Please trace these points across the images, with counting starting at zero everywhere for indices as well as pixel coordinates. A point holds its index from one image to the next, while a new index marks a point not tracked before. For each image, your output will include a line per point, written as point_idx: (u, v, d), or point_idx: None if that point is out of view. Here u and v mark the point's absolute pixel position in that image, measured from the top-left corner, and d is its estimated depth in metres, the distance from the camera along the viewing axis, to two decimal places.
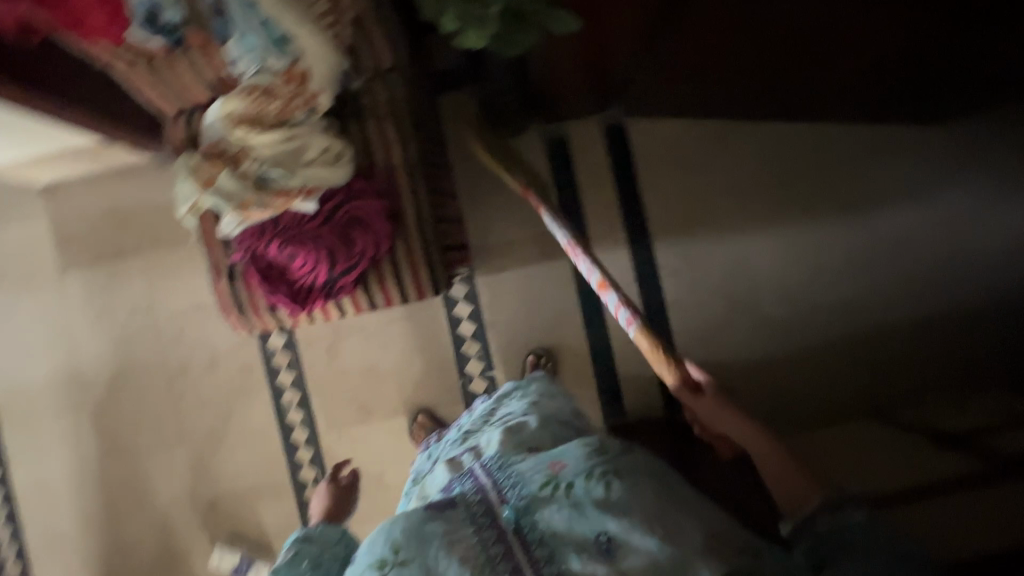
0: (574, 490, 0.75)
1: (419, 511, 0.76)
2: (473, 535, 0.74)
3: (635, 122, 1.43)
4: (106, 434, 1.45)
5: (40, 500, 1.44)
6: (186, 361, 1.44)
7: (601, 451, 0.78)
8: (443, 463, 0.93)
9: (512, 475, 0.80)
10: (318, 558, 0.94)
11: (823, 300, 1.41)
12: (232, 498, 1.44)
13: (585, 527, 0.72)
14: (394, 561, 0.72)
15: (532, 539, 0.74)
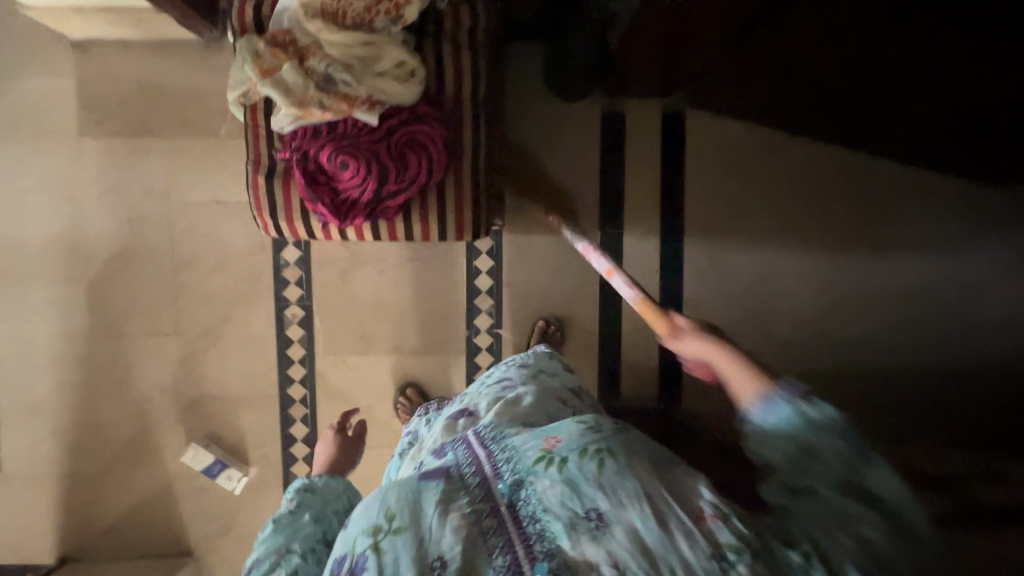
0: (568, 466, 0.62)
1: (412, 478, 0.67)
2: (466, 505, 0.64)
3: (695, 114, 1.40)
4: (96, 311, 1.40)
5: (18, 363, 1.41)
6: (194, 255, 1.40)
7: (597, 426, 0.64)
8: (440, 423, 0.91)
9: (506, 449, 0.68)
10: (320, 512, 0.86)
11: (833, 329, 1.40)
12: (216, 401, 1.43)
13: (578, 506, 0.60)
14: (388, 530, 0.61)
15: (525, 514, 0.62)
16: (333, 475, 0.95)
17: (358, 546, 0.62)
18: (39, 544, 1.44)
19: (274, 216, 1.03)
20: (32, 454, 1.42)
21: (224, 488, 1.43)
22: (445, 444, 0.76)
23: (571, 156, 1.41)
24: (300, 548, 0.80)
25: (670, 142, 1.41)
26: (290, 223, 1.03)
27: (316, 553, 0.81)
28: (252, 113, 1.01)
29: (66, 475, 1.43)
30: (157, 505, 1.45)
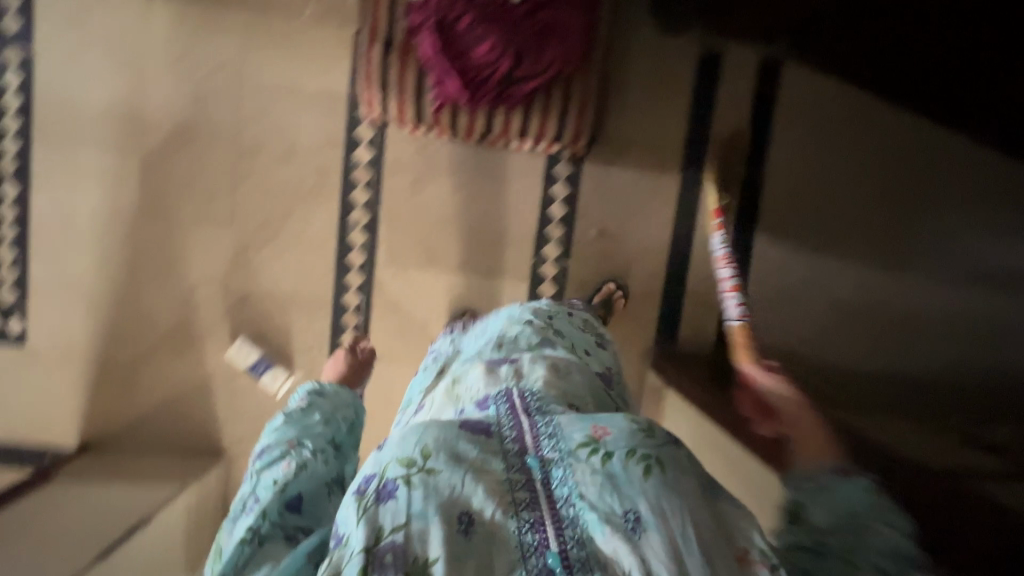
0: (612, 463, 0.61)
1: (453, 424, 0.65)
2: (501, 470, 0.62)
3: (791, 65, 1.33)
4: (148, 188, 1.32)
5: (59, 233, 1.32)
6: (260, 143, 1.33)
7: (651, 433, 0.63)
8: (479, 364, 0.83)
9: (551, 426, 0.67)
10: (330, 415, 0.84)
11: None
12: (266, 299, 1.37)
13: (616, 502, 0.58)
14: (422, 468, 0.60)
15: (559, 497, 0.60)
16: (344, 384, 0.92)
17: (391, 471, 0.60)
18: (62, 427, 1.37)
19: (382, 89, 0.97)
20: (63, 332, 1.35)
21: (266, 390, 1.38)
22: (488, 398, 0.74)
23: (662, 92, 1.38)
24: (312, 444, 0.78)
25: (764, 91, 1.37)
26: (399, 100, 0.97)
27: (325, 450, 0.78)
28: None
29: (98, 358, 1.36)
30: (191, 400, 1.39)
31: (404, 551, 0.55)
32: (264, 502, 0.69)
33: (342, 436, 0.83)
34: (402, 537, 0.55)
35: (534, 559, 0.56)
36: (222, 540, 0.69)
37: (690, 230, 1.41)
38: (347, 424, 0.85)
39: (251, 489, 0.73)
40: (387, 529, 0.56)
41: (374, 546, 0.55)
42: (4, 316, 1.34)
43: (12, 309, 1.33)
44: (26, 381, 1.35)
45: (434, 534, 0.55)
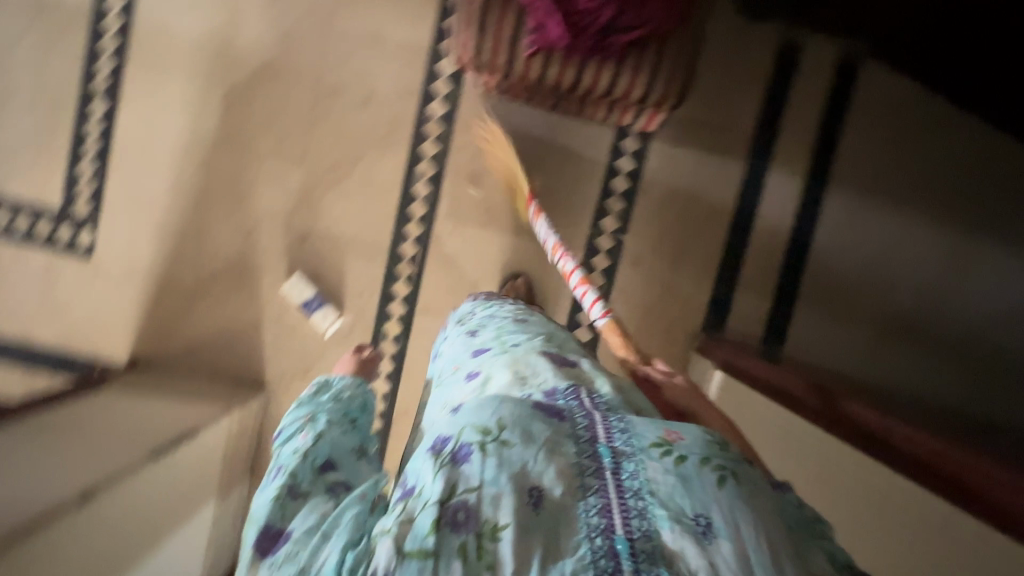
0: (686, 466, 0.58)
1: (527, 403, 0.63)
2: (572, 454, 0.60)
3: (867, 67, 1.38)
4: (228, 119, 1.36)
5: (137, 152, 1.36)
6: (340, 87, 1.36)
7: (726, 446, 0.61)
8: (541, 355, 0.80)
9: (623, 422, 0.65)
10: (343, 393, 0.84)
11: (935, 313, 1.39)
12: (326, 239, 1.40)
13: (687, 502, 0.56)
14: (497, 437, 0.59)
15: (629, 488, 0.58)
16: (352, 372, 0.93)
17: (465, 436, 0.60)
18: (115, 341, 1.40)
19: (478, 32, 1.00)
20: (129, 250, 1.38)
21: (315, 327, 1.40)
22: (557, 392, 0.71)
23: (736, 80, 1.38)
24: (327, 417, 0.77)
25: (837, 93, 1.39)
26: (493, 44, 1.00)
27: (342, 424, 0.77)
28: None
29: (158, 278, 1.39)
30: (241, 330, 1.41)
31: (472, 513, 0.55)
32: (291, 465, 0.68)
33: (357, 412, 0.83)
34: (473, 499, 0.56)
35: (597, 541, 0.54)
36: (254, 505, 0.66)
37: (749, 219, 1.41)
38: (360, 403, 0.84)
39: (274, 464, 0.70)
40: (460, 488, 0.56)
41: (447, 501, 0.55)
42: (76, 227, 1.38)
43: (84, 221, 1.37)
44: (87, 293, 1.39)
45: (504, 500, 0.55)
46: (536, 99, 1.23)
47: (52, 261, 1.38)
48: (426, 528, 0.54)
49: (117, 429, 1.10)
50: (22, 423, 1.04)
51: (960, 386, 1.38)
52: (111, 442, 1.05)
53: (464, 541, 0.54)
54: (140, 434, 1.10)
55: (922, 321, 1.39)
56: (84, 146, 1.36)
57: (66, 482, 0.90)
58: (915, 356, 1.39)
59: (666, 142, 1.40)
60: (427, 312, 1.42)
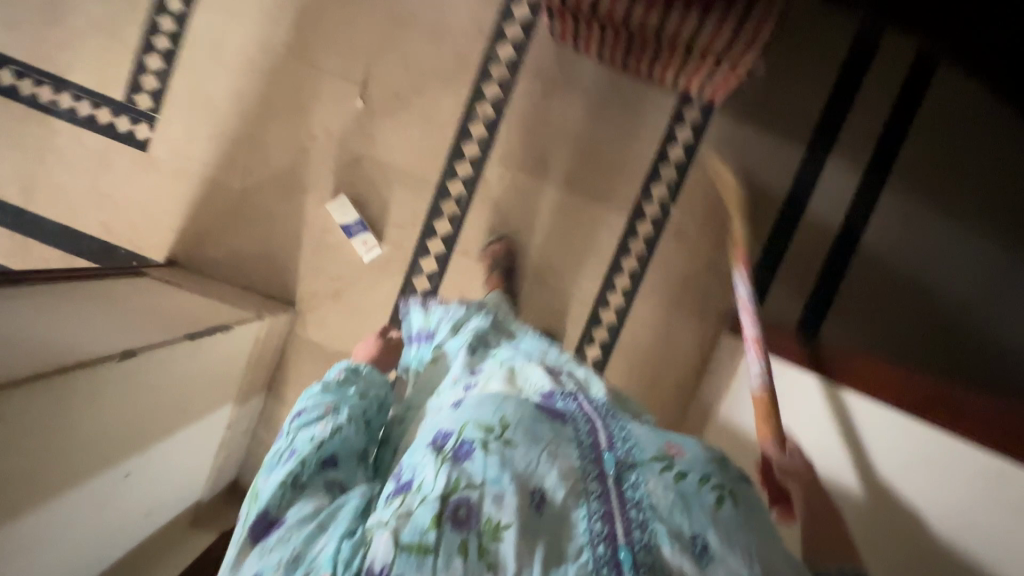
0: (685, 483, 0.68)
1: (531, 404, 0.73)
2: (575, 458, 0.69)
3: (943, 70, 1.36)
4: (299, 33, 1.37)
5: (207, 53, 1.37)
6: (413, 17, 1.37)
7: (722, 464, 0.71)
8: (539, 366, 0.84)
9: (624, 432, 0.75)
10: (365, 390, 0.89)
11: (977, 305, 1.37)
12: (377, 166, 1.40)
13: (686, 521, 0.65)
14: (500, 434, 0.68)
15: (630, 498, 0.67)
16: (378, 369, 0.95)
17: (468, 433, 0.69)
18: (156, 236, 1.42)
19: None
20: (183, 149, 1.40)
21: (354, 251, 1.41)
22: (554, 393, 0.78)
23: (807, 65, 1.37)
24: (348, 410, 0.82)
25: (908, 92, 1.37)
26: None
27: (360, 420, 0.83)
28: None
29: (207, 181, 1.40)
30: (280, 244, 1.42)
31: (473, 511, 0.62)
32: (303, 452, 0.74)
33: (374, 414, 0.87)
34: (475, 496, 0.63)
35: (600, 548, 0.62)
36: (258, 485, 0.74)
37: (799, 206, 1.40)
38: (378, 403, 0.89)
39: (287, 445, 0.77)
40: (462, 483, 0.64)
41: (448, 496, 0.63)
42: (135, 118, 1.39)
43: (143, 113, 1.38)
44: (137, 185, 1.40)
45: (508, 500, 0.63)
46: (609, 45, 1.23)
47: (107, 149, 1.39)
48: (427, 521, 0.61)
49: (139, 312, 1.07)
50: (43, 287, 1.01)
51: (978, 367, 1.37)
52: (133, 320, 1.02)
53: (465, 538, 0.61)
54: (162, 320, 1.07)
55: (960, 309, 1.37)
56: (155, 39, 1.37)
57: (85, 342, 0.86)
58: (951, 341, 1.37)
59: (728, 117, 1.39)
60: (467, 253, 1.42)
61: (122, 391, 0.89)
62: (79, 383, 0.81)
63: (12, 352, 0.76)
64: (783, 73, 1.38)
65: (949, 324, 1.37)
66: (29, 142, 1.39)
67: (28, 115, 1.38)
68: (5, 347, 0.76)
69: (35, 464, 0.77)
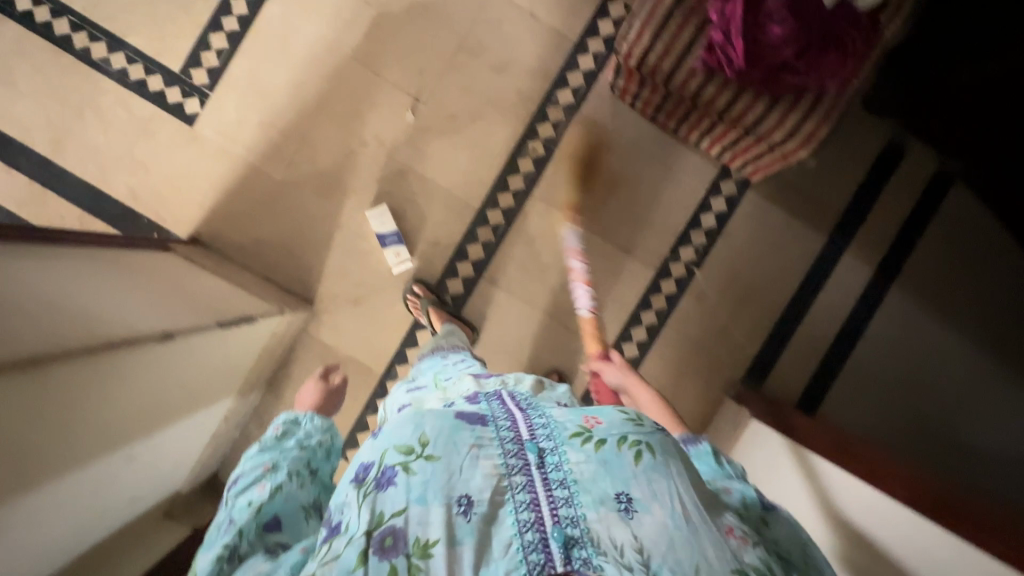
0: (606, 448, 0.69)
1: (449, 416, 0.71)
2: (498, 456, 0.68)
3: (957, 190, 1.47)
4: (369, 41, 1.38)
5: (273, 43, 1.37)
6: (482, 48, 1.41)
7: (640, 421, 0.72)
8: (469, 379, 0.92)
9: (544, 418, 0.74)
10: (308, 442, 0.92)
11: (966, 408, 1.43)
12: (421, 182, 1.41)
13: (609, 483, 0.66)
14: (420, 454, 0.67)
15: (554, 480, 0.67)
16: (320, 414, 0.99)
17: (390, 459, 0.68)
18: (183, 212, 1.38)
19: (655, 35, 1.07)
20: (229, 131, 1.38)
21: (383, 262, 1.40)
22: (478, 395, 0.79)
23: (836, 162, 1.47)
24: (287, 467, 0.84)
25: (928, 198, 1.48)
26: (664, 50, 1.07)
27: (302, 474, 0.86)
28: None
29: (248, 167, 1.39)
30: (308, 241, 1.40)
31: (401, 536, 0.62)
32: (240, 522, 0.76)
33: (319, 461, 0.90)
34: (402, 522, 0.63)
35: (528, 536, 0.63)
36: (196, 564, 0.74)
37: (814, 291, 1.48)
38: (324, 451, 0.92)
39: (227, 513, 0.78)
40: (388, 514, 0.63)
41: (374, 530, 0.62)
42: (186, 92, 1.37)
43: (197, 89, 1.37)
44: (174, 157, 1.38)
45: (433, 517, 0.62)
46: (668, 110, 1.29)
47: (151, 117, 1.37)
48: (354, 561, 0.60)
49: (169, 290, 1.03)
50: (77, 253, 0.99)
51: (963, 466, 1.42)
52: (164, 298, 0.98)
53: (395, 563, 0.60)
54: (192, 303, 1.03)
55: (949, 408, 1.44)
56: (223, 19, 1.37)
57: (124, 317, 0.84)
58: (938, 438, 1.43)
59: (761, 196, 1.46)
60: (493, 282, 1.44)
61: (151, 372, 0.87)
62: (120, 361, 0.79)
63: (60, 317, 0.73)
64: (816, 166, 1.47)
65: (937, 422, 1.43)
66: (72, 97, 1.36)
67: (77, 69, 1.36)
68: (54, 311, 0.73)
69: (61, 447, 0.74)
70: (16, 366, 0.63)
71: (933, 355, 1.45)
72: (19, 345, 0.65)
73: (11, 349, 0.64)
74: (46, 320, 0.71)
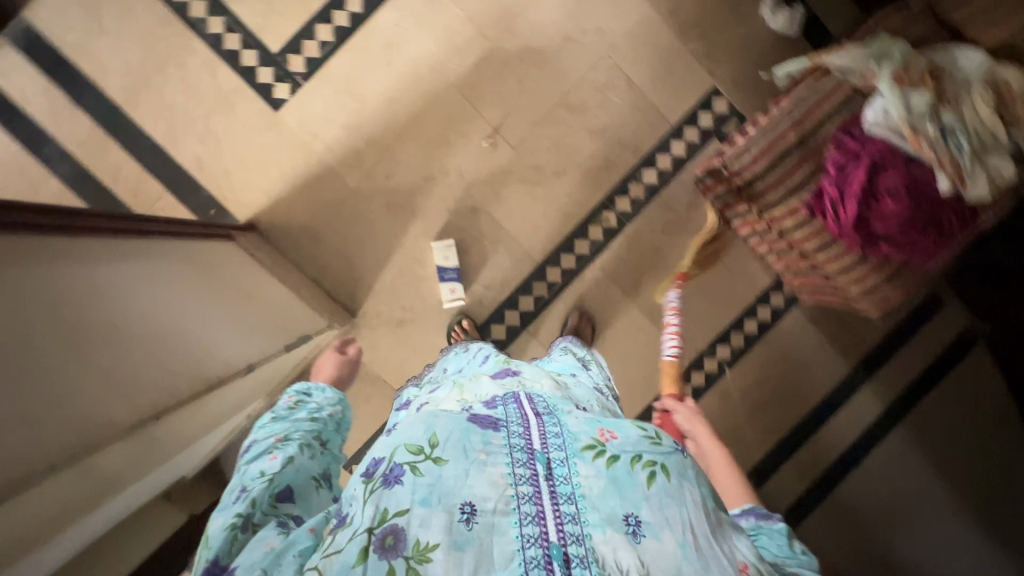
0: (618, 465, 0.62)
1: (461, 416, 0.64)
2: (506, 464, 0.61)
3: (977, 354, 1.56)
4: (475, 72, 1.36)
5: (378, 51, 1.34)
6: (584, 108, 1.39)
7: (659, 440, 0.64)
8: (484, 376, 0.84)
9: (558, 426, 0.66)
10: (319, 413, 0.78)
11: (927, 553, 1.51)
12: (491, 224, 1.40)
13: (617, 502, 0.59)
14: (429, 455, 0.60)
15: (562, 493, 0.60)
16: (331, 388, 0.85)
17: (398, 457, 0.60)
18: (247, 195, 1.34)
19: (769, 166, 1.11)
20: (313, 126, 1.34)
21: (436, 293, 1.39)
22: (495, 398, 0.72)
23: None
24: (300, 435, 0.71)
25: (943, 358, 1.56)
26: (776, 182, 1.12)
27: (315, 445, 0.72)
28: (830, 69, 1.06)
29: (323, 166, 1.35)
30: (366, 254, 1.37)
31: (402, 537, 0.54)
32: (254, 490, 0.63)
33: (331, 433, 0.77)
34: (403, 522, 0.55)
35: (531, 551, 0.55)
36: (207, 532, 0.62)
37: (826, 414, 1.55)
38: (335, 423, 0.80)
39: (237, 482, 0.65)
40: (391, 513, 0.56)
41: (376, 526, 0.55)
42: (278, 76, 1.32)
43: (290, 76, 1.32)
44: (251, 138, 1.33)
45: (435, 520, 0.55)
46: (747, 221, 1.33)
47: (236, 90, 1.32)
48: (353, 558, 0.53)
49: (258, 305, 1.10)
50: (189, 254, 0.99)
51: None
52: (253, 318, 1.06)
53: (393, 565, 0.53)
54: (273, 320, 1.12)
55: (910, 547, 1.52)
56: (335, 14, 1.32)
57: (214, 352, 0.94)
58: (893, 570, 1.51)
59: (804, 316, 1.52)
60: (535, 338, 1.43)
61: (218, 403, 0.96)
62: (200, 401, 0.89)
63: (172, 361, 0.82)
64: None
65: (896, 556, 1.52)
66: (157, 49, 1.30)
67: (171, 22, 1.29)
68: (170, 356, 0.82)
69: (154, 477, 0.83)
70: (125, 432, 0.72)
71: (917, 505, 1.54)
72: (142, 403, 0.76)
73: (126, 408, 0.73)
74: (161, 364, 0.80)
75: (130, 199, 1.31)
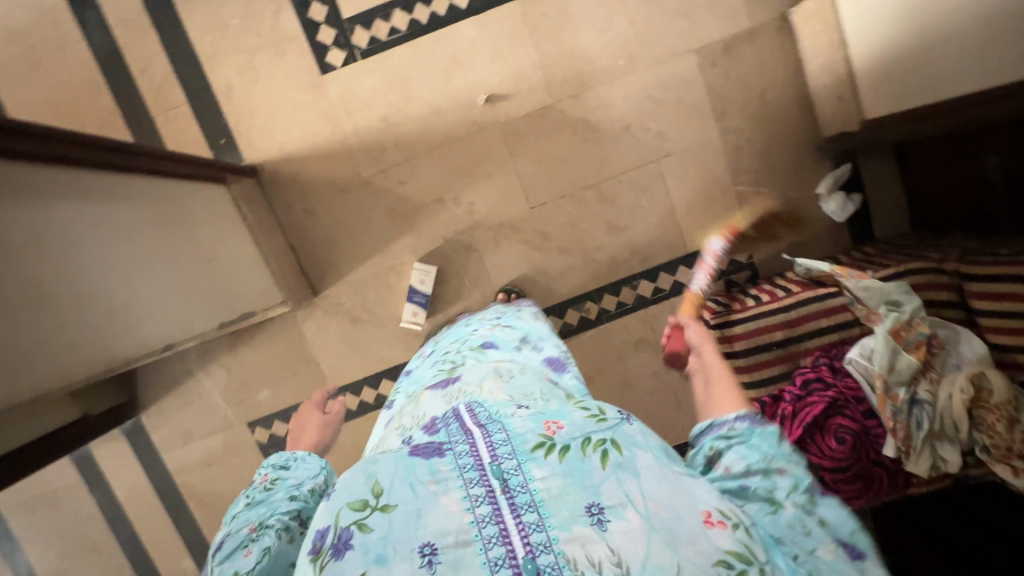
0: (570, 455, 0.53)
1: (401, 453, 0.54)
2: (457, 490, 0.51)
3: None
4: (525, 121, 1.32)
5: (443, 60, 1.29)
6: (613, 199, 1.36)
7: (604, 416, 0.57)
8: (422, 393, 0.72)
9: (502, 431, 0.55)
10: (299, 491, 0.65)
11: None
12: (477, 267, 1.38)
13: (580, 490, 0.50)
14: (375, 507, 0.50)
15: (521, 503, 0.50)
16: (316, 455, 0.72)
17: (342, 520, 0.50)
18: (261, 141, 1.31)
19: (745, 351, 1.09)
20: (351, 104, 1.31)
21: (398, 308, 1.38)
22: (436, 419, 0.61)
23: None
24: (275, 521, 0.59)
25: None
26: (744, 367, 1.10)
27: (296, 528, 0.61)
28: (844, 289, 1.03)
29: (344, 146, 1.32)
30: (349, 245, 1.36)
31: None
32: None
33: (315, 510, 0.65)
34: None
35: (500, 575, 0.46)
36: None
37: None
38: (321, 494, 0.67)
39: None
40: None
41: None
42: (339, 42, 1.28)
43: (349, 47, 1.28)
44: (288, 89, 1.29)
45: None
46: None
47: (291, 38, 1.28)
48: None
49: (208, 275, 1.12)
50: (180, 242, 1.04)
51: None
52: (196, 292, 1.11)
53: None
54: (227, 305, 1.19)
55: None
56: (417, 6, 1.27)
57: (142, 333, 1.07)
58: None
59: None
60: None
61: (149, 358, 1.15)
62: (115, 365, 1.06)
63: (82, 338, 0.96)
64: None
65: None
66: None
67: None
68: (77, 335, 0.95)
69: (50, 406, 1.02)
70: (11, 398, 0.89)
71: None
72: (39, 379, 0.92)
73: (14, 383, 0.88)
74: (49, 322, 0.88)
75: (148, 97, 1.28)
